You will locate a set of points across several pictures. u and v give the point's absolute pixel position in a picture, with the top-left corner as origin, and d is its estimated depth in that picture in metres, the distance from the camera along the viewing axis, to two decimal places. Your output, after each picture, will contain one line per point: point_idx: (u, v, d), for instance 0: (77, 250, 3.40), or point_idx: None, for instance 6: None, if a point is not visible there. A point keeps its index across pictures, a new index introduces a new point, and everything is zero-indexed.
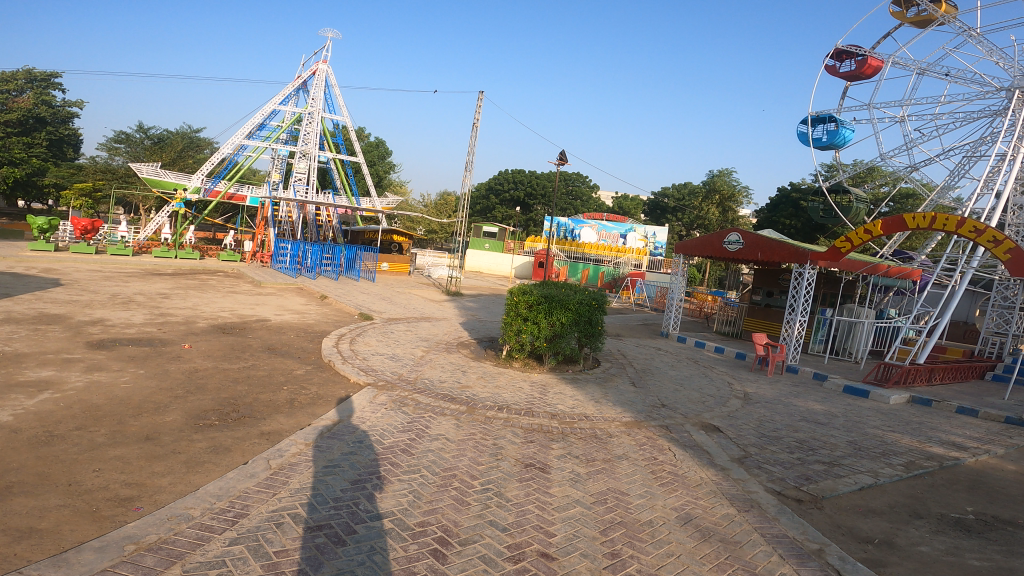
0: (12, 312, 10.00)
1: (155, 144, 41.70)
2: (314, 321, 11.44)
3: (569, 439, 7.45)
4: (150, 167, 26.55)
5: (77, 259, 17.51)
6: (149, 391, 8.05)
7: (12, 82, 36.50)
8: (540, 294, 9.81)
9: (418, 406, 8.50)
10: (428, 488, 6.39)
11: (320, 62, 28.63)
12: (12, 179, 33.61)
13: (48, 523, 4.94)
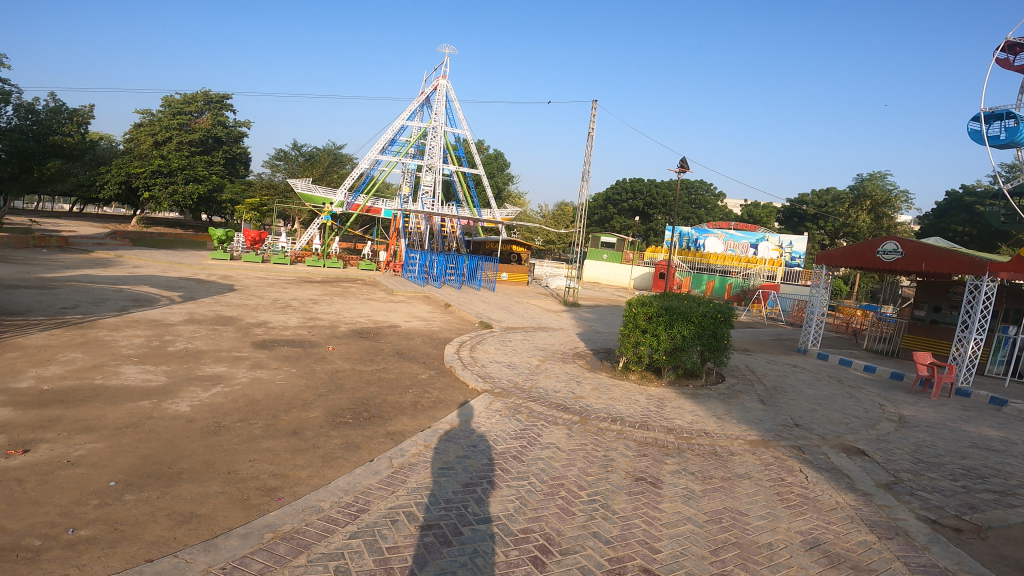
0: (197, 314, 11.53)
1: (308, 159, 46.52)
2: (438, 328, 11.92)
3: (685, 455, 6.92)
4: (305, 182, 29.50)
5: (247, 267, 20.03)
6: (298, 390, 8.80)
7: (194, 104, 42.47)
8: (661, 305, 9.28)
9: (532, 414, 8.41)
10: (535, 496, 6.24)
11: (441, 77, 30.11)
12: (196, 195, 38.57)
13: (207, 508, 5.47)
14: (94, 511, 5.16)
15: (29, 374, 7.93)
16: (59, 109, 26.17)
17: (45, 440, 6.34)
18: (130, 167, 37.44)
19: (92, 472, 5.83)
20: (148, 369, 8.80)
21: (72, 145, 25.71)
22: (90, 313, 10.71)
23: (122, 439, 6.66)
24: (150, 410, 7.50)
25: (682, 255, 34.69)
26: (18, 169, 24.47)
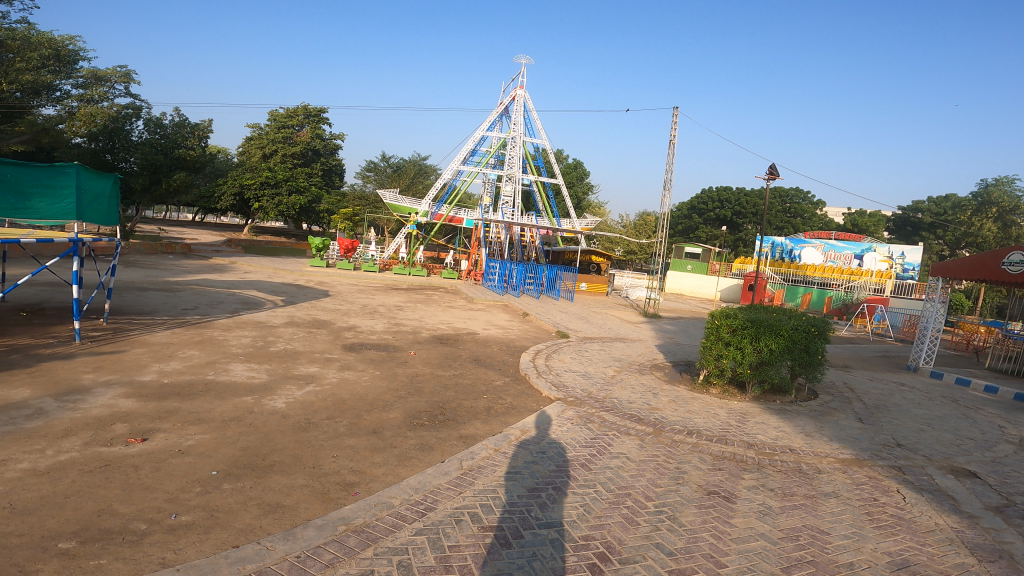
0: (296, 317, 12.23)
1: (395, 171, 49.39)
2: (516, 337, 11.94)
3: (765, 471, 6.42)
4: (392, 193, 29.84)
5: (342, 275, 21.25)
6: (381, 390, 9.03)
7: (295, 118, 44.79)
8: (747, 317, 8.71)
9: (605, 423, 8.09)
10: (600, 504, 6.00)
11: (518, 88, 30.61)
12: (298, 206, 40.62)
13: (291, 500, 5.77)
14: (195, 498, 5.58)
15: (152, 369, 8.67)
16: (183, 124, 28.77)
17: (160, 430, 6.93)
18: (241, 179, 40.84)
19: (196, 462, 6.31)
20: (252, 366, 9.34)
21: (194, 158, 28.33)
22: (206, 314, 11.66)
23: (225, 431, 7.16)
24: (252, 405, 8.00)
25: (773, 267, 32.53)
26: (149, 181, 27.16)
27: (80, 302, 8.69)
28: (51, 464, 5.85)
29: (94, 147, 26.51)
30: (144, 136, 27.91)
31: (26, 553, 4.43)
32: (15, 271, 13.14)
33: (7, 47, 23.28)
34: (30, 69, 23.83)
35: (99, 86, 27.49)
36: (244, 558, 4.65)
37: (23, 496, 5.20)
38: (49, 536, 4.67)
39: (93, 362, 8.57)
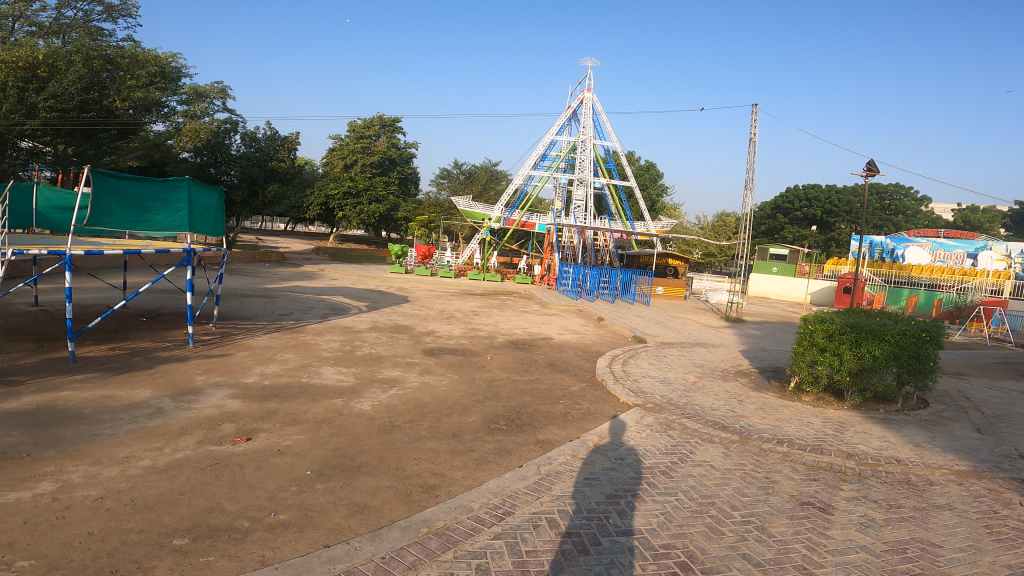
0: (379, 322, 12.59)
1: (467, 177, 50.72)
2: (591, 342, 11.73)
3: (867, 482, 5.91)
4: (466, 200, 30.43)
5: (419, 281, 21.87)
6: (460, 394, 9.07)
7: (372, 129, 47.33)
8: (845, 322, 8.10)
9: (687, 431, 7.73)
10: (682, 513, 5.74)
11: (587, 90, 30.21)
12: (378, 214, 42.57)
13: (377, 501, 5.93)
14: (292, 497, 5.86)
15: (254, 371, 9.16)
16: (275, 137, 30.63)
17: (262, 430, 7.36)
18: (327, 190, 42.55)
19: (292, 462, 6.64)
20: (341, 368, 9.67)
21: (285, 169, 30.13)
22: (298, 320, 12.24)
23: (318, 433, 7.49)
24: (342, 408, 8.33)
25: (872, 267, 30.05)
26: (247, 193, 29.22)
27: (192, 311, 9.39)
28: (166, 462, 6.31)
29: (200, 161, 28.51)
30: (240, 150, 29.87)
31: (145, 548, 4.76)
32: (134, 280, 14.42)
33: (116, 66, 23.06)
34: (139, 86, 23.37)
35: (200, 102, 29.28)
36: (334, 559, 4.82)
37: (143, 493, 5.63)
38: (165, 532, 5.01)
39: (204, 364, 9.16)
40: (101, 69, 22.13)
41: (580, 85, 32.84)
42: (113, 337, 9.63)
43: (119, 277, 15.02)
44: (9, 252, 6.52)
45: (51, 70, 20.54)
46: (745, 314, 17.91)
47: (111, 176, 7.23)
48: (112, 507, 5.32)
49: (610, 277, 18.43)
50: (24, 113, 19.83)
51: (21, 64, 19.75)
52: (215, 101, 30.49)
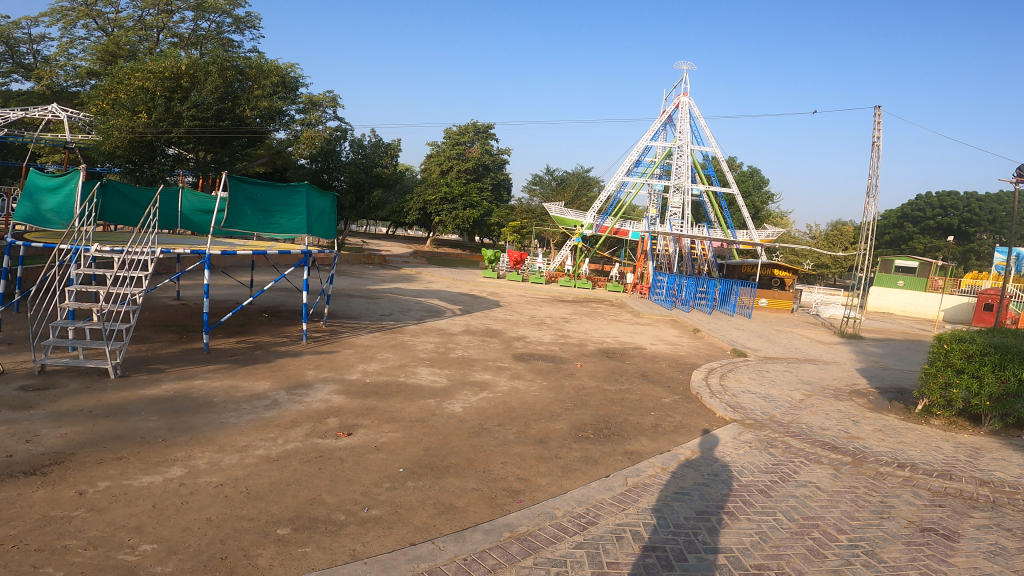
0: (472, 325, 12.72)
1: (559, 184, 50.99)
2: (686, 352, 11.18)
3: (1006, 519, 5.15)
4: (557, 206, 30.53)
5: (512, 286, 22.15)
6: (548, 400, 8.75)
7: (466, 136, 48.48)
8: (988, 342, 7.05)
9: (790, 449, 6.99)
10: (779, 533, 5.24)
11: (682, 95, 29.12)
12: (471, 220, 43.67)
13: (463, 502, 6.03)
14: (385, 493, 6.11)
15: (357, 368, 9.47)
16: (379, 144, 32.42)
17: (362, 426, 7.72)
18: (425, 195, 43.91)
19: (386, 459, 6.89)
20: (436, 369, 9.67)
21: (388, 175, 32.00)
22: (398, 320, 12.64)
23: (411, 432, 7.73)
24: (434, 408, 8.41)
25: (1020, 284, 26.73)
26: (355, 198, 31.24)
27: (305, 309, 10.04)
28: (274, 454, 6.76)
29: (314, 167, 30.57)
30: (349, 156, 31.75)
31: (253, 536, 5.10)
32: (257, 281, 15.81)
33: (246, 75, 23.28)
34: (265, 95, 23.55)
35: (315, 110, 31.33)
36: (419, 556, 4.95)
37: (254, 482, 6.07)
38: (271, 521, 5.37)
39: (315, 360, 9.60)
40: (234, 80, 22.52)
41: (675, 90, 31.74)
42: (238, 331, 10.51)
43: (245, 276, 16.63)
44: (157, 251, 7.33)
45: (192, 81, 21.11)
46: (860, 328, 16.28)
47: (245, 181, 7.79)
48: (227, 495, 5.76)
49: (708, 286, 17.56)
50: (171, 121, 20.37)
51: (168, 74, 20.38)
52: (327, 110, 32.30)
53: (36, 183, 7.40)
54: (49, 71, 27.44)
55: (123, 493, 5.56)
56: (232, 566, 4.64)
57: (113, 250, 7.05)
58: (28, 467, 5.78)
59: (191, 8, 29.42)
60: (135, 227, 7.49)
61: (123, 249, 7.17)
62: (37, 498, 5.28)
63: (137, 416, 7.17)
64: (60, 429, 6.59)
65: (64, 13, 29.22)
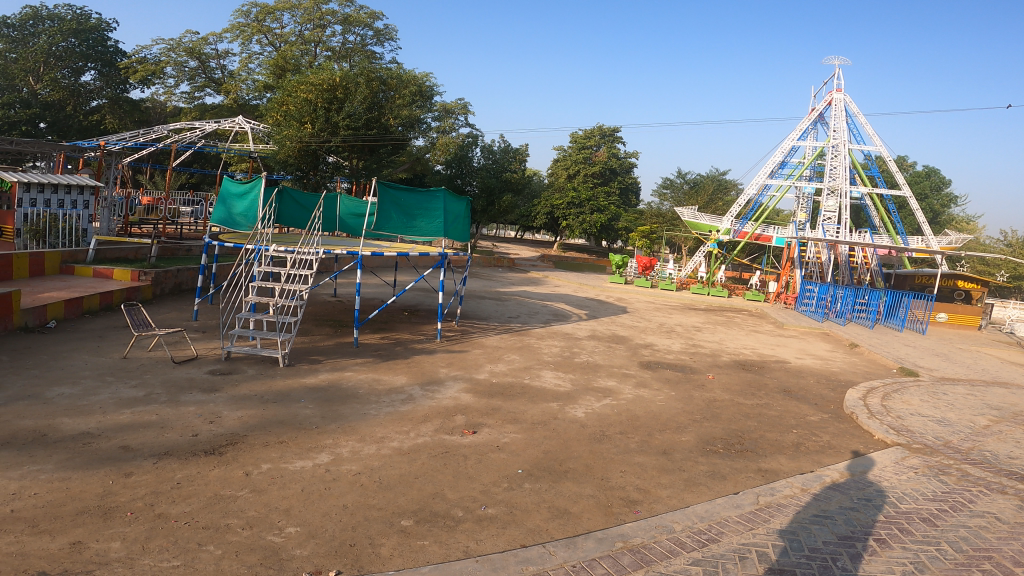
0: (599, 329, 12.37)
1: (691, 186, 46.95)
2: (839, 369, 9.86)
3: None
4: (690, 211, 28.86)
5: (642, 293, 21.40)
6: (676, 410, 7.73)
7: (593, 140, 46.05)
8: None
9: (968, 478, 5.78)
10: (943, 565, 4.35)
11: (835, 90, 25.58)
12: (599, 224, 40.41)
13: (577, 508, 5.79)
14: (502, 493, 6.14)
15: (485, 368, 9.33)
16: (509, 149, 31.72)
17: (487, 424, 7.56)
18: (552, 200, 41.81)
19: (507, 459, 6.80)
20: (560, 373, 9.16)
21: (518, 179, 31.17)
22: (526, 322, 12.65)
23: (534, 433, 7.31)
24: (557, 412, 7.79)
25: None
26: (485, 203, 30.38)
27: (441, 309, 10.51)
28: (407, 446, 7.09)
29: (449, 173, 31.19)
30: (481, 162, 31.59)
31: (379, 525, 5.46)
32: (399, 281, 17.14)
33: (388, 85, 23.46)
34: (403, 106, 23.60)
35: (449, 118, 33.93)
36: (529, 560, 4.92)
37: (386, 473, 6.48)
38: (397, 512, 5.71)
39: (447, 358, 9.78)
40: (379, 89, 22.47)
41: (823, 86, 28.13)
42: (383, 328, 11.37)
43: (389, 277, 18.07)
44: (321, 252, 7.98)
45: (346, 92, 21.40)
46: None
47: (390, 186, 8.68)
48: (362, 484, 6.22)
49: (870, 297, 15.45)
50: (331, 130, 21.07)
51: (326, 86, 20.98)
52: (459, 117, 34.84)
53: (230, 190, 8.77)
54: (236, 87, 30.45)
55: (280, 476, 6.22)
56: (359, 554, 4.97)
57: (286, 250, 7.87)
58: (209, 446, 6.64)
59: (340, 23, 31.87)
60: (303, 230, 8.41)
61: (293, 248, 8.04)
62: (213, 476, 6.03)
63: (297, 403, 7.90)
64: (238, 412, 7.52)
65: (242, 29, 31.84)
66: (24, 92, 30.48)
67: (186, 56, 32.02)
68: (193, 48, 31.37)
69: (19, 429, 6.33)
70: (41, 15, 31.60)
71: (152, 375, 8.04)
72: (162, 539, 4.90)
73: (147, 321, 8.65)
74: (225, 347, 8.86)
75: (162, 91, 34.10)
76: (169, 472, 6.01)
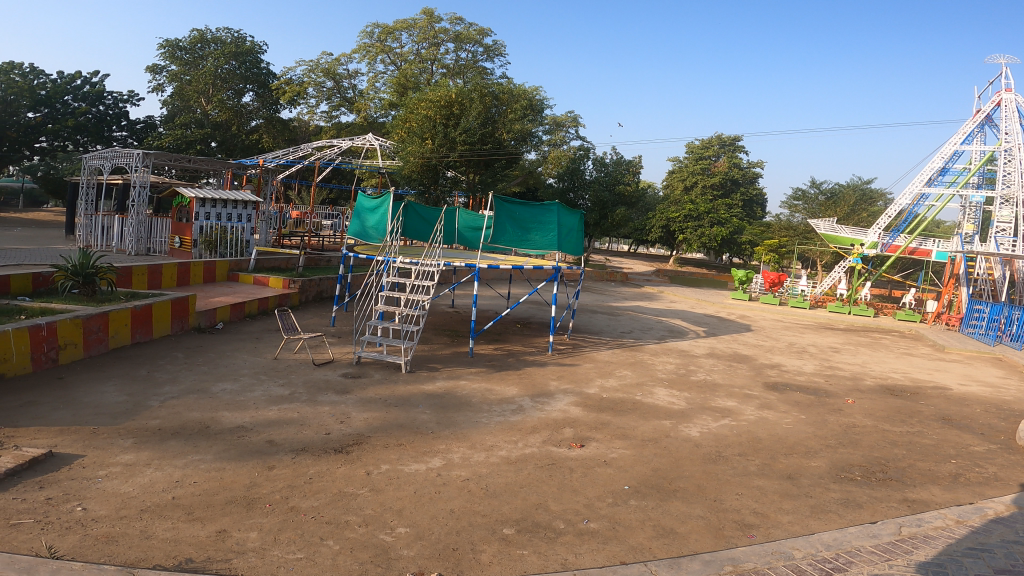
0: (718, 347, 11.57)
1: (828, 198, 39.74)
2: (1014, 399, 8.31)
3: None
4: (828, 222, 25.72)
5: (770, 311, 19.78)
6: (806, 434, 6.95)
7: (711, 149, 43.88)
8: None
9: None
10: None
11: (1005, 90, 22.12)
12: (721, 237, 36.67)
13: (684, 528, 5.23)
14: (605, 508, 5.74)
15: (596, 383, 9.11)
16: (621, 161, 31.25)
17: (595, 438, 7.21)
18: (668, 212, 38.68)
19: (613, 474, 6.36)
20: (674, 392, 8.65)
21: (631, 192, 30.72)
22: (639, 337, 12.22)
23: (643, 449, 6.84)
24: (669, 430, 7.31)
25: None
26: (598, 216, 30.17)
27: (552, 321, 10.54)
28: (515, 455, 6.94)
29: (562, 186, 31.20)
30: (593, 175, 31.54)
31: (481, 532, 5.34)
32: (514, 293, 17.59)
33: (501, 100, 24.23)
34: (516, 119, 24.33)
35: (559, 131, 33.44)
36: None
37: (493, 480, 6.37)
38: (500, 520, 5.56)
39: (558, 371, 9.74)
40: (492, 104, 22.99)
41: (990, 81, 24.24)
42: (496, 339, 11.63)
43: (504, 290, 18.63)
44: (441, 264, 8.47)
45: (461, 108, 22.30)
46: None
47: (506, 202, 8.99)
48: (470, 490, 6.16)
49: None
50: (448, 146, 21.91)
51: (443, 103, 21.98)
52: (570, 130, 34.74)
53: (362, 205, 9.75)
54: (364, 106, 32.64)
55: (396, 477, 6.37)
56: (460, 558, 4.88)
57: (411, 262, 8.47)
58: (338, 445, 7.03)
59: (452, 41, 33.29)
60: (426, 244, 8.98)
61: (417, 261, 8.63)
62: (339, 474, 6.32)
63: (416, 408, 8.20)
64: (364, 413, 7.96)
65: (367, 49, 33.91)
66: (198, 114, 32.22)
67: (324, 77, 34.27)
68: (329, 69, 33.63)
69: (190, 420, 7.18)
70: (207, 37, 32.53)
71: (296, 376, 8.88)
72: (291, 532, 5.11)
73: (294, 326, 9.66)
74: (356, 353, 9.67)
75: (307, 111, 36.41)
76: (304, 467, 6.41)
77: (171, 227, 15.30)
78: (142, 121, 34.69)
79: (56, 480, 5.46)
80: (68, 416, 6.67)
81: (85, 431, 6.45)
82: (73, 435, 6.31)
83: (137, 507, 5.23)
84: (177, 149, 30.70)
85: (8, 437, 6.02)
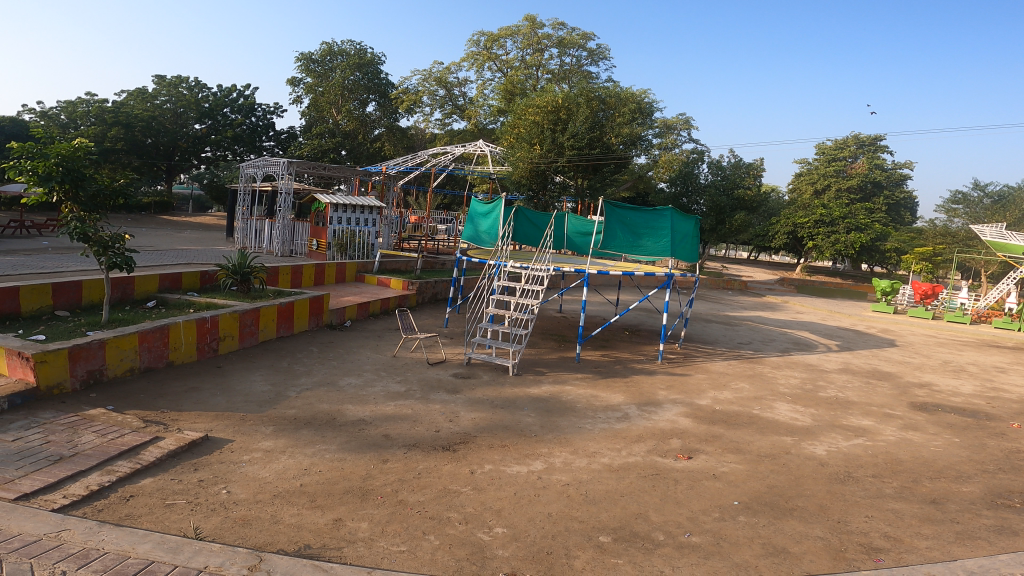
0: (854, 362, 10.32)
1: (997, 201, 34.57)
2: None
3: None
4: (996, 227, 21.36)
5: (918, 324, 17.41)
6: (957, 461, 5.98)
7: (846, 150, 40.11)
8: None
9: None
10: None
11: None
12: (859, 244, 32.77)
13: (800, 548, 4.65)
14: (712, 522, 5.21)
15: (708, 395, 8.53)
16: (739, 164, 29.46)
17: (704, 451, 6.72)
18: (795, 217, 35.38)
19: (723, 489, 5.83)
20: (799, 407, 7.83)
21: (752, 197, 28.73)
22: (760, 349, 11.28)
23: (759, 465, 6.24)
24: (790, 446, 6.61)
25: None
26: (715, 222, 28.69)
27: (663, 329, 10.13)
28: (617, 463, 6.63)
29: (675, 190, 30.10)
30: (708, 178, 29.70)
31: (577, 537, 5.07)
32: (623, 301, 17.23)
33: (607, 105, 24.53)
34: (624, 122, 24.19)
35: (670, 134, 33.32)
36: None
37: (593, 487, 6.08)
38: (597, 527, 5.24)
39: (668, 381, 9.27)
40: (597, 108, 23.40)
41: None
42: (604, 345, 11.40)
43: (613, 297, 18.33)
44: (551, 269, 8.57)
45: (568, 112, 22.67)
46: None
47: (617, 207, 8.97)
48: (570, 494, 5.92)
49: None
50: (556, 151, 22.32)
51: (550, 108, 22.56)
52: (681, 132, 34.13)
53: (475, 211, 10.24)
54: (475, 113, 34.35)
55: (499, 477, 6.32)
56: (553, 562, 4.66)
57: (522, 266, 8.67)
58: (446, 442, 7.21)
59: (556, 45, 34.03)
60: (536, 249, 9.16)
61: (528, 266, 8.81)
62: (445, 471, 6.41)
63: (521, 411, 8.24)
64: (472, 413, 8.14)
65: (474, 57, 35.72)
66: (331, 124, 36.15)
67: (436, 85, 36.57)
68: (441, 77, 35.75)
69: (318, 411, 7.79)
70: (335, 49, 36.37)
71: (411, 374, 9.40)
72: (397, 524, 5.18)
73: (411, 326, 10.23)
74: (467, 355, 10.00)
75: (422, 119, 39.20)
76: (414, 462, 6.58)
77: (309, 230, 17.26)
78: (286, 132, 40.02)
79: (208, 462, 5.97)
80: (222, 402, 7.55)
81: (234, 418, 7.17)
82: (225, 421, 7.04)
83: (271, 492, 5.56)
84: (314, 156, 35.39)
85: (174, 420, 6.86)
